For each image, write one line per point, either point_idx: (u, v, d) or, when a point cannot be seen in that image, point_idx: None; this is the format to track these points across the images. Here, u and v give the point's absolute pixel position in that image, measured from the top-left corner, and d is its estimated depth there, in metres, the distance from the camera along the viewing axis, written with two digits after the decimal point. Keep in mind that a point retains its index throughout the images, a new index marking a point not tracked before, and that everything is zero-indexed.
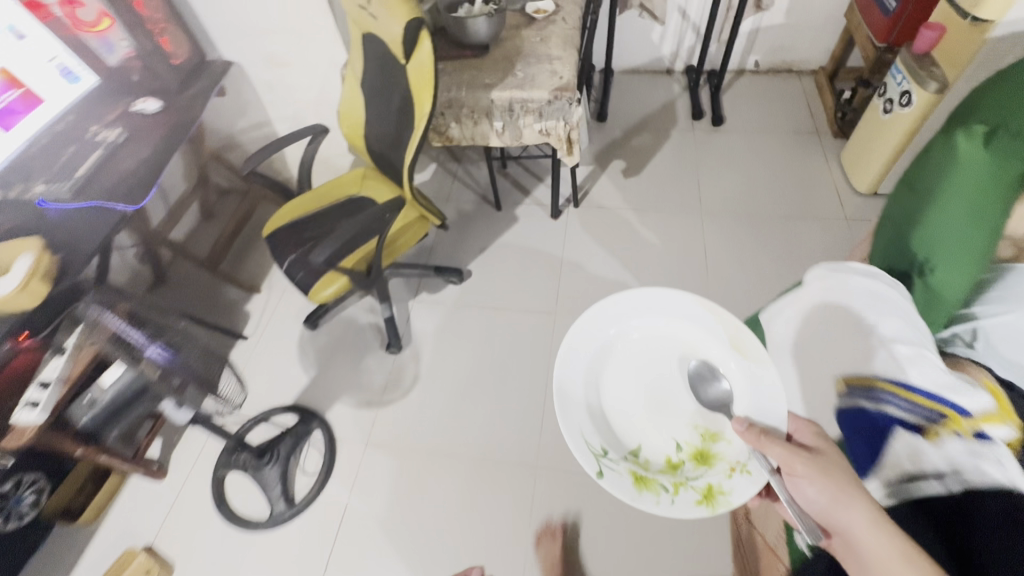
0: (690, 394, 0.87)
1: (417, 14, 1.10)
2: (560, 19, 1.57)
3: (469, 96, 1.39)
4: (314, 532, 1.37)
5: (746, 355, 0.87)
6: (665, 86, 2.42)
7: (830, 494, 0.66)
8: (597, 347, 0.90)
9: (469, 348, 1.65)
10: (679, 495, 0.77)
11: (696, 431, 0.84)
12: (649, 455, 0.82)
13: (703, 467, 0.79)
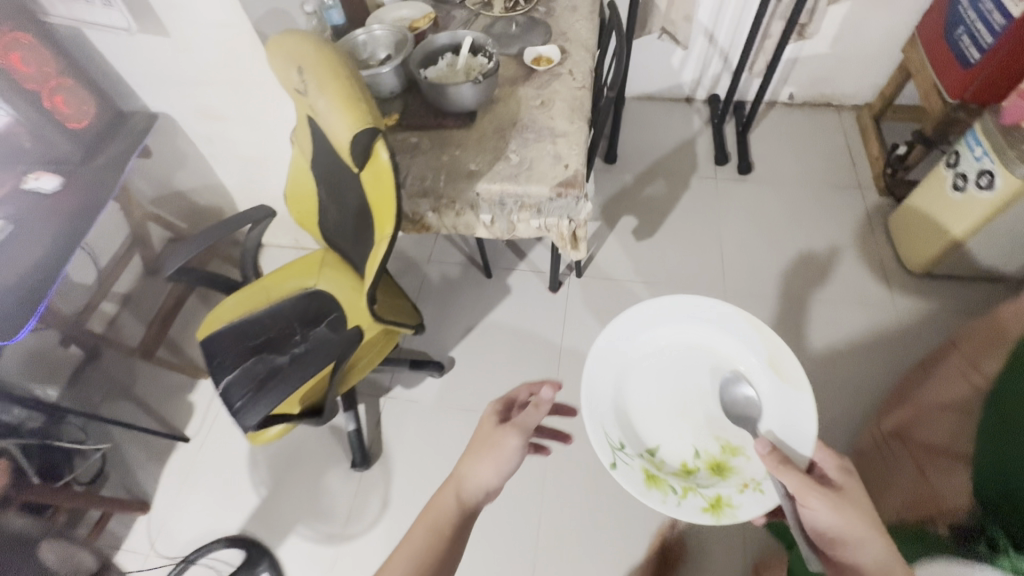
0: (716, 403, 0.87)
1: (371, 115, 0.79)
2: (569, 72, 1.26)
3: (451, 185, 1.09)
4: None
5: (782, 376, 0.85)
6: (684, 119, 2.08)
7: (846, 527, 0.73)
8: (627, 350, 0.89)
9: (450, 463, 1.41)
10: (687, 499, 0.75)
11: (719, 444, 0.83)
12: (667, 458, 0.82)
13: (722, 476, 0.80)
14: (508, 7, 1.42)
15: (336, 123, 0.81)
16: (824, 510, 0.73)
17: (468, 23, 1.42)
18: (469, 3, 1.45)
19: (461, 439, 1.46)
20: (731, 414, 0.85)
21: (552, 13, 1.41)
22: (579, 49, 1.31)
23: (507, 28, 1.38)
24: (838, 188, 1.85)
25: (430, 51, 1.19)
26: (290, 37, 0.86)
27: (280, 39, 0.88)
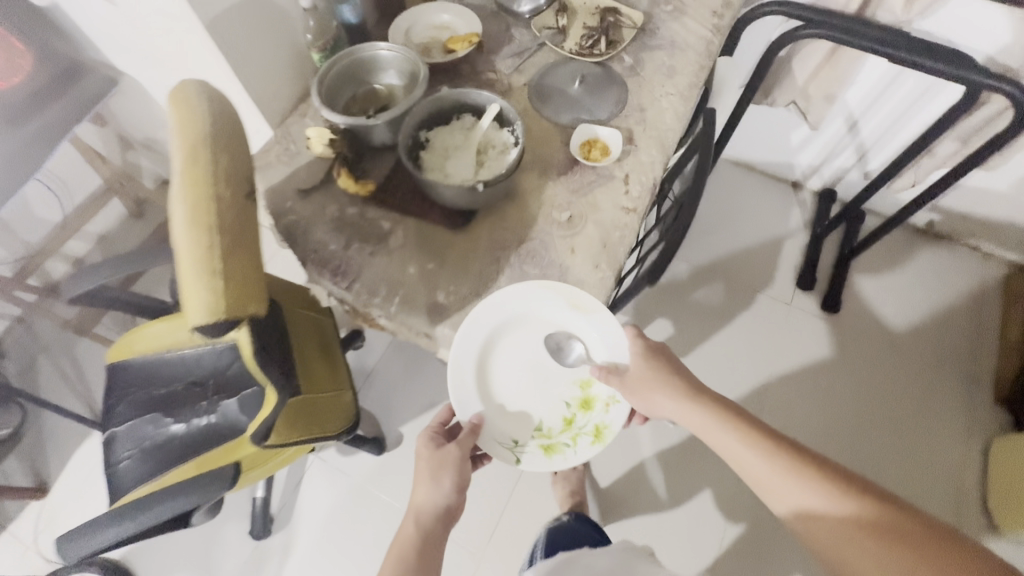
0: (557, 363, 0.84)
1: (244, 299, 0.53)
2: (623, 182, 0.91)
3: (406, 315, 0.80)
4: None
5: (585, 308, 0.81)
6: (779, 209, 1.64)
7: (801, 492, 0.68)
8: (475, 366, 0.80)
9: (355, 562, 1.24)
10: (580, 443, 0.82)
11: (575, 386, 0.84)
12: (547, 422, 0.83)
13: (592, 411, 0.83)
14: (582, 49, 1.05)
15: (199, 282, 0.49)
16: (762, 465, 0.72)
17: (524, 55, 1.06)
18: (535, 26, 1.08)
19: (378, 536, 1.27)
20: (576, 363, 0.83)
21: (636, 75, 1.03)
22: (651, 146, 0.94)
23: (569, 82, 1.01)
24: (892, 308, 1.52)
25: (439, 111, 0.87)
26: (191, 105, 0.56)
27: (183, 97, 0.57)
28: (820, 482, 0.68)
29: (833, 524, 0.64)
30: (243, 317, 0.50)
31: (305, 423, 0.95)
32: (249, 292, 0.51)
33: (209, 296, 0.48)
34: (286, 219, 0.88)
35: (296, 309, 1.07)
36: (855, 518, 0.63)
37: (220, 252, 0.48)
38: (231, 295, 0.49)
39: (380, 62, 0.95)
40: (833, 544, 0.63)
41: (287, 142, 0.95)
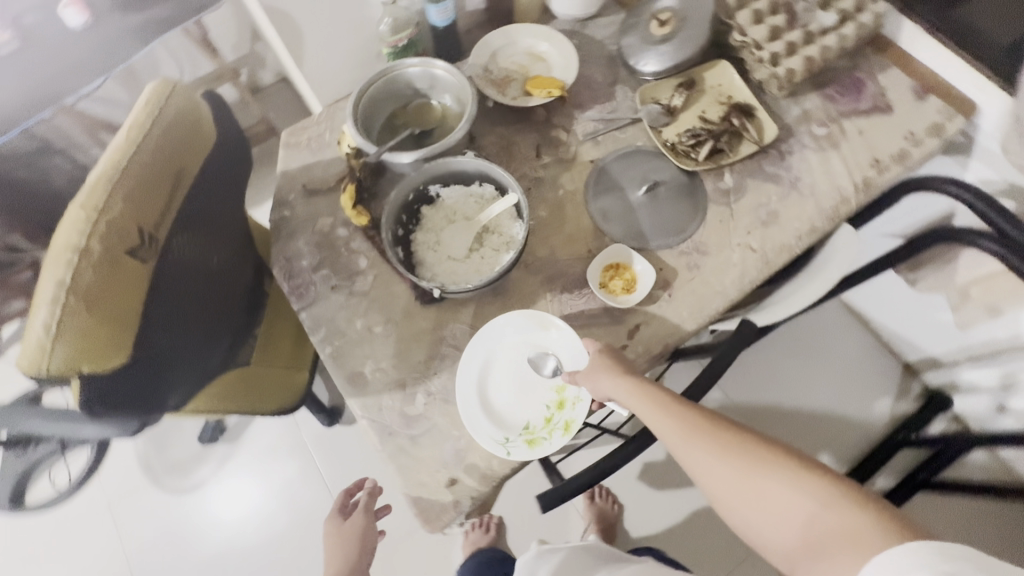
0: (532, 376, 0.73)
1: (88, 363, 0.53)
2: (625, 333, 0.75)
3: (329, 369, 0.76)
4: (10, 537, 1.31)
5: (547, 321, 0.74)
6: (868, 388, 1.32)
7: (703, 446, 0.59)
8: (464, 378, 0.72)
9: (268, 503, 1.33)
10: (562, 436, 0.69)
11: (551, 390, 0.73)
12: (531, 420, 0.72)
13: (565, 408, 0.72)
14: (677, 146, 0.86)
15: (40, 342, 0.50)
16: (690, 447, 0.59)
17: (611, 124, 0.89)
18: (642, 93, 0.90)
19: (297, 496, 1.33)
20: (551, 374, 0.73)
21: (723, 205, 0.82)
22: (684, 305, 0.76)
23: (639, 182, 0.84)
24: (942, 499, 1.26)
25: (462, 172, 0.76)
26: (125, 140, 0.55)
27: (131, 125, 0.56)
28: (719, 432, 0.60)
29: (733, 470, 0.56)
30: (70, 374, 0.53)
31: (246, 397, 0.96)
32: (84, 353, 0.52)
33: (32, 351, 0.50)
34: (280, 211, 0.84)
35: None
36: (755, 467, 0.56)
37: (54, 318, 0.50)
38: (58, 356, 0.51)
39: (440, 82, 0.84)
40: (735, 500, 0.56)
41: (326, 126, 0.91)
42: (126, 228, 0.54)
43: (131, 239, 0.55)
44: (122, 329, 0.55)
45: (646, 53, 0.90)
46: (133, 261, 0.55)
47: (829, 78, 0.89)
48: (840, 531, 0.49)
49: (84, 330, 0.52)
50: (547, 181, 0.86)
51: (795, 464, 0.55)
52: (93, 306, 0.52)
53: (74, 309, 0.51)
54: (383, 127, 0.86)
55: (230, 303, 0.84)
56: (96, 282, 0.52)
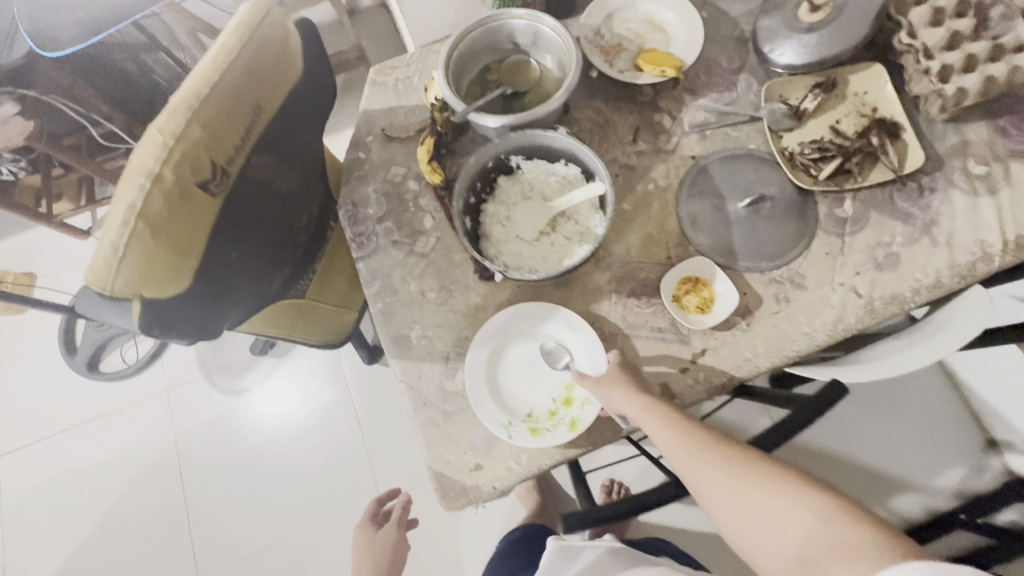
0: (545, 368, 0.71)
1: (148, 285, 0.54)
2: (688, 356, 0.69)
3: (376, 324, 0.75)
4: (83, 397, 1.44)
5: (567, 316, 0.71)
6: (938, 453, 1.20)
7: (708, 459, 0.57)
8: (477, 358, 0.70)
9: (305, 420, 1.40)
10: (565, 431, 0.67)
11: (559, 385, 0.70)
12: (535, 409, 0.69)
13: (573, 405, 0.69)
14: (796, 158, 0.75)
15: (112, 263, 0.50)
16: (695, 464, 0.57)
17: (724, 119, 0.79)
18: (770, 88, 0.78)
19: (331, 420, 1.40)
20: (564, 370, 0.70)
21: (835, 236, 0.72)
22: (762, 339, 0.69)
23: (743, 191, 0.74)
24: None
25: (546, 148, 0.70)
26: (213, 65, 0.52)
27: (222, 47, 0.53)
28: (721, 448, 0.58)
29: (732, 485, 0.54)
30: (131, 295, 0.53)
31: (291, 324, 0.98)
32: (143, 276, 0.53)
33: (98, 270, 0.50)
34: (355, 152, 0.82)
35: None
36: (760, 482, 0.53)
37: (123, 240, 0.50)
38: (121, 276, 0.51)
39: (543, 40, 0.77)
40: (737, 516, 0.53)
41: (417, 69, 0.86)
42: (201, 161, 0.52)
43: (204, 173, 0.53)
44: (181, 258, 0.56)
45: (786, 42, 0.77)
46: (201, 194, 0.55)
47: (1005, 106, 0.74)
48: (840, 548, 0.46)
49: (148, 256, 0.52)
50: (638, 171, 0.78)
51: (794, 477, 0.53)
52: (159, 234, 0.52)
53: (142, 235, 0.50)
54: (475, 79, 0.80)
55: (295, 232, 0.84)
56: (164, 211, 0.51)
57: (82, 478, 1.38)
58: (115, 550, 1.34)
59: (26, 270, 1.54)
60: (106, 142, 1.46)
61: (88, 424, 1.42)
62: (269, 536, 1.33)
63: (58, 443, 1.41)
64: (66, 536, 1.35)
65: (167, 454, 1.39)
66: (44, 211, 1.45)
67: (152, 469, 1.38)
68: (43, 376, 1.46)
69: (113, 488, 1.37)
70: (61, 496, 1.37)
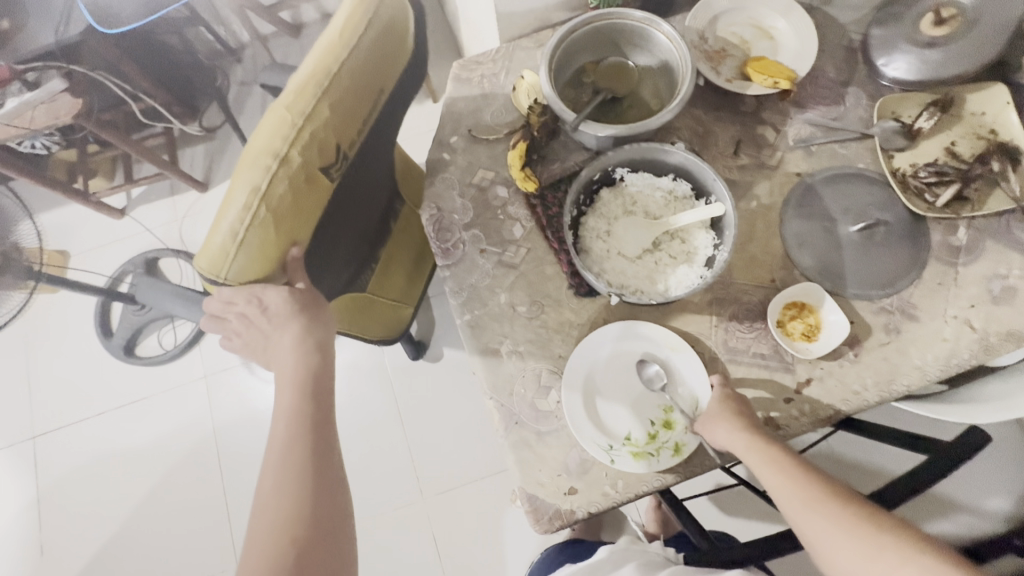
0: (642, 389, 0.68)
1: (260, 266, 0.58)
2: (792, 386, 0.66)
3: (463, 337, 0.72)
4: (118, 382, 1.41)
5: (664, 337, 0.68)
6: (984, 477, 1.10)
7: (830, 519, 0.57)
8: (575, 380, 0.67)
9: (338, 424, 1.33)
10: (667, 456, 0.65)
11: (656, 407, 0.67)
12: (633, 432, 0.66)
13: (674, 429, 0.66)
14: (909, 181, 0.71)
15: (234, 246, 0.54)
16: (816, 523, 0.58)
17: (831, 134, 0.75)
18: (884, 103, 0.74)
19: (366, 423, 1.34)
20: (662, 392, 0.67)
21: (948, 265, 0.69)
22: (870, 371, 0.66)
23: (854, 215, 0.71)
24: None
25: (656, 161, 0.67)
26: (337, 46, 0.54)
27: (343, 28, 0.55)
28: (846, 509, 0.57)
29: (859, 553, 0.55)
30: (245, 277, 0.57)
31: (353, 317, 0.89)
32: (258, 262, 0.57)
33: (220, 252, 0.54)
34: (439, 152, 0.78)
35: (414, 215, 1.01)
36: (889, 550, 0.53)
37: (243, 225, 0.53)
38: (237, 261, 0.55)
39: (650, 43, 0.73)
40: None
41: (505, 65, 0.81)
42: (324, 143, 0.56)
43: (327, 157, 0.58)
44: (293, 245, 0.60)
45: (903, 56, 0.73)
46: (322, 178, 0.59)
47: None
48: None
49: (264, 243, 0.56)
50: (740, 187, 0.74)
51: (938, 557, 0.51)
52: (276, 218, 0.55)
53: (263, 223, 0.54)
54: (570, 79, 0.76)
55: (364, 223, 0.80)
56: (288, 194, 0.55)
57: (119, 462, 1.35)
58: (149, 539, 1.31)
59: (59, 247, 1.50)
60: (144, 119, 1.40)
61: (126, 408, 1.39)
62: None
63: (93, 427, 1.38)
64: (100, 521, 1.32)
65: (205, 443, 1.36)
66: (80, 189, 1.40)
67: (188, 457, 1.35)
68: (79, 359, 1.43)
69: (148, 475, 1.34)
70: (97, 480, 1.34)
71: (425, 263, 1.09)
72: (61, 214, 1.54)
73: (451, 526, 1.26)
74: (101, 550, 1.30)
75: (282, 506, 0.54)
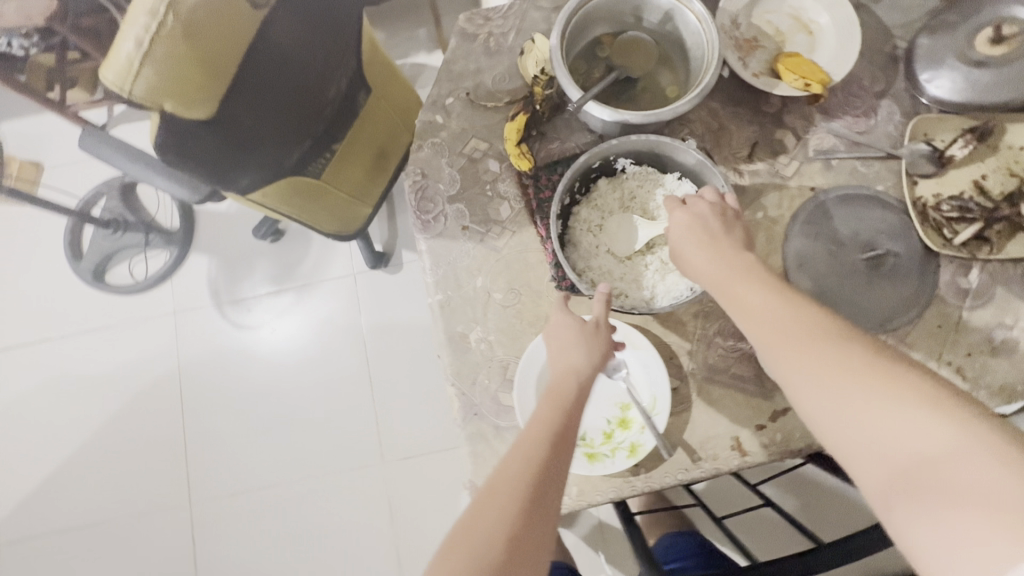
0: (599, 384, 0.64)
1: (166, 92, 0.53)
2: (766, 413, 0.63)
3: (432, 317, 0.67)
4: (82, 305, 1.36)
5: (627, 334, 0.64)
6: None
7: (795, 333, 0.47)
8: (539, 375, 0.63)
9: (305, 383, 1.32)
10: (618, 455, 0.61)
11: (614, 405, 0.64)
12: (589, 431, 0.63)
13: (630, 429, 0.63)
14: (929, 213, 0.66)
15: (137, 54, 0.49)
16: (783, 334, 0.48)
17: (855, 149, 0.69)
18: (917, 123, 0.67)
19: (334, 384, 1.31)
20: (621, 390, 0.64)
21: (952, 307, 0.65)
22: None
23: (864, 241, 0.66)
24: None
25: (661, 151, 0.62)
26: None
27: None
28: (829, 338, 0.46)
29: (820, 368, 0.45)
30: (148, 103, 0.53)
31: (298, 201, 0.88)
32: (166, 86, 0.53)
33: (120, 67, 0.50)
34: (433, 114, 0.71)
35: (379, 101, 0.92)
36: (872, 366, 0.44)
37: (149, 35, 0.49)
38: (143, 79, 0.51)
39: (676, 21, 0.66)
40: (823, 397, 0.44)
41: (517, 24, 0.74)
42: None
43: None
44: (210, 78, 0.56)
45: (948, 73, 0.67)
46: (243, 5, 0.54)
47: None
48: (956, 465, 0.37)
49: (172, 62, 0.51)
50: (748, 194, 0.69)
51: (922, 385, 0.42)
52: (191, 37, 0.51)
53: (173, 37, 0.50)
54: (584, 50, 0.68)
55: (311, 115, 0.76)
56: (200, 10, 0.51)
57: (79, 386, 1.33)
58: (103, 469, 1.29)
59: (31, 159, 1.42)
60: None
61: (90, 334, 1.35)
62: (272, 477, 1.28)
63: (55, 348, 1.34)
64: (55, 443, 1.30)
65: (169, 379, 1.33)
66: (55, 98, 1.31)
67: (149, 389, 1.33)
68: (45, 278, 1.37)
69: (108, 403, 1.32)
70: (55, 402, 1.32)
71: (389, 159, 1.02)
72: (35, 123, 1.44)
73: (407, 493, 1.26)
74: (54, 472, 1.29)
75: (501, 477, 0.47)
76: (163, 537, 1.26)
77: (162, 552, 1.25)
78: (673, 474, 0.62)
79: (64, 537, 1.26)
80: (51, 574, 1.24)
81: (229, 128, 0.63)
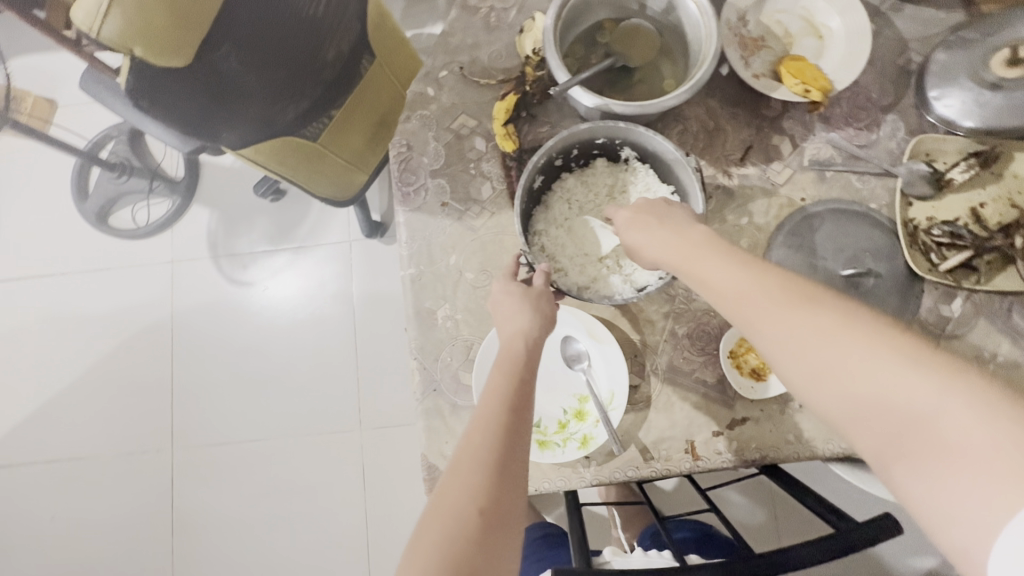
0: (560, 374, 0.65)
1: (139, 34, 0.53)
2: (723, 421, 0.63)
3: (403, 290, 0.67)
4: (84, 245, 1.39)
5: (592, 328, 0.64)
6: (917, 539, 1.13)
7: (764, 301, 0.45)
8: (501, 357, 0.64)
9: (292, 344, 1.34)
10: (569, 445, 0.62)
11: (571, 396, 0.64)
12: (543, 419, 0.63)
13: (584, 421, 0.63)
14: (919, 235, 0.64)
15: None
16: (754, 305, 0.45)
17: (853, 163, 0.67)
18: (921, 142, 0.65)
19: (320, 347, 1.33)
20: (581, 382, 0.64)
21: (932, 333, 0.63)
22: (811, 425, 0.62)
23: (846, 258, 0.64)
24: None
25: (645, 145, 0.60)
26: None
27: None
28: (800, 303, 0.44)
29: (793, 335, 0.43)
30: (121, 45, 0.53)
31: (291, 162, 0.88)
32: (137, 28, 0.53)
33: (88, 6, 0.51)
34: (424, 86, 0.71)
35: (384, 70, 0.90)
36: (844, 329, 0.41)
37: None
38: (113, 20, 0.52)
39: (678, 11, 0.64)
40: (804, 368, 0.42)
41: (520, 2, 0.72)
42: None
43: None
44: (184, 27, 0.56)
45: (959, 93, 0.64)
46: None
47: None
48: (941, 423, 0.36)
49: (143, 6, 0.52)
50: (736, 198, 0.67)
51: (891, 334, 0.40)
52: None
53: None
54: (584, 34, 0.67)
55: (305, 76, 0.76)
56: None
57: (75, 324, 1.36)
58: (92, 406, 1.33)
59: (46, 97, 1.43)
60: None
61: (90, 274, 1.38)
62: (252, 431, 1.31)
63: (55, 285, 1.37)
64: (49, 377, 1.34)
65: (161, 326, 1.36)
66: None
67: (141, 334, 1.36)
68: (51, 215, 1.40)
69: (101, 344, 1.35)
70: (51, 336, 1.36)
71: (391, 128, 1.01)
72: (52, 61, 1.45)
73: (381, 461, 1.28)
74: (45, 404, 1.33)
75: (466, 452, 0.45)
76: (143, 477, 1.30)
77: (142, 491, 1.29)
78: (623, 471, 0.62)
79: (51, 466, 1.30)
80: (36, 500, 1.29)
81: (206, 76, 0.63)
